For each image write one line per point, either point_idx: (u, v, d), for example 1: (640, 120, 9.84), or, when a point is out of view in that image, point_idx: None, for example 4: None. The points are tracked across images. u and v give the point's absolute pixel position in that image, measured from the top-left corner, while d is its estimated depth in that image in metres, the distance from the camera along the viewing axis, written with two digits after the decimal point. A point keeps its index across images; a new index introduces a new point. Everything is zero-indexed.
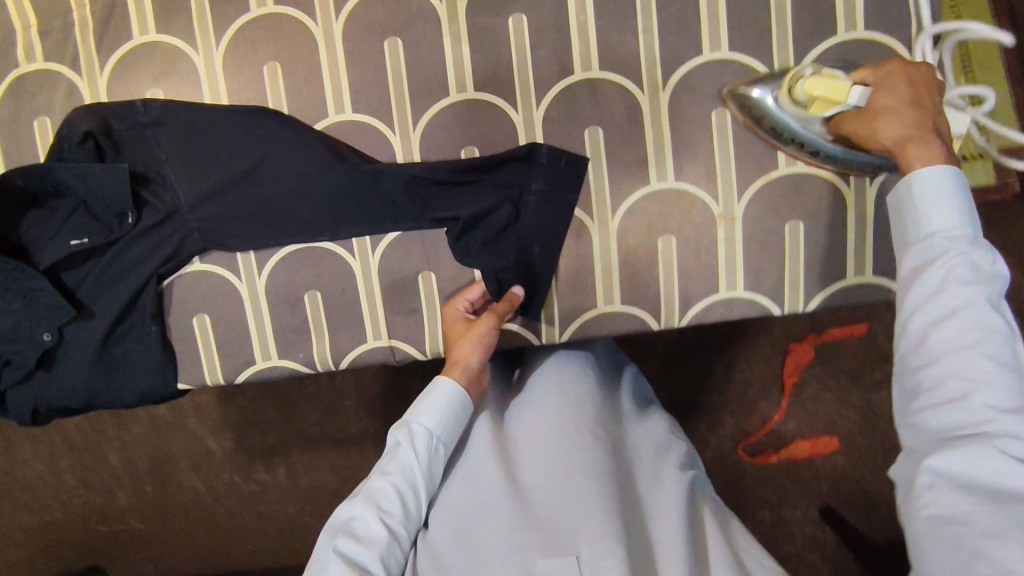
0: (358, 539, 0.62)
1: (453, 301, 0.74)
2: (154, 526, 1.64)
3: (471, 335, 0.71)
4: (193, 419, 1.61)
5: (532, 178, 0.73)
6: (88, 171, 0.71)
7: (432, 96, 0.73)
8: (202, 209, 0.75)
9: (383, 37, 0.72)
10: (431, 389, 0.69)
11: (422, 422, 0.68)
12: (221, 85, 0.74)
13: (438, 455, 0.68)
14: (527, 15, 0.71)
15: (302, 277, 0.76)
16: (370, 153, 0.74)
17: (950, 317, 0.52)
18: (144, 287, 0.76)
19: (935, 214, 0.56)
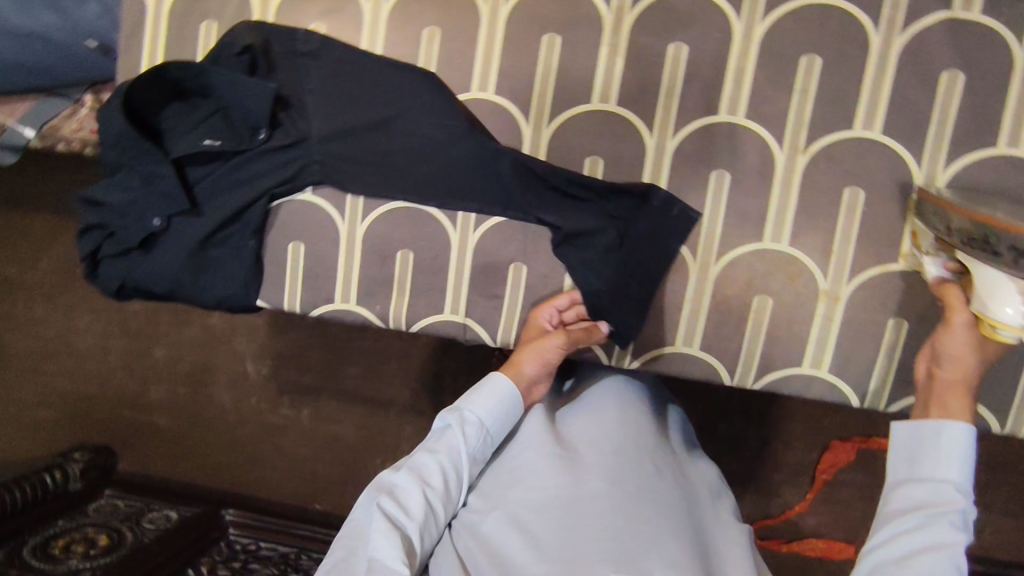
0: (399, 505, 0.61)
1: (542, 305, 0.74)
2: (176, 425, 1.78)
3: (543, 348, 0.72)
4: (239, 340, 1.73)
5: (641, 218, 0.73)
6: (236, 82, 0.75)
7: (575, 99, 0.74)
8: (330, 144, 0.78)
9: (544, 32, 0.74)
10: (486, 385, 0.70)
11: (475, 411, 0.68)
12: (380, 35, 0.77)
13: (483, 446, 0.68)
14: (689, 46, 0.71)
15: (400, 235, 0.78)
16: (499, 137, 0.76)
17: (927, 543, 0.52)
18: (256, 200, 0.79)
19: (931, 459, 0.56)
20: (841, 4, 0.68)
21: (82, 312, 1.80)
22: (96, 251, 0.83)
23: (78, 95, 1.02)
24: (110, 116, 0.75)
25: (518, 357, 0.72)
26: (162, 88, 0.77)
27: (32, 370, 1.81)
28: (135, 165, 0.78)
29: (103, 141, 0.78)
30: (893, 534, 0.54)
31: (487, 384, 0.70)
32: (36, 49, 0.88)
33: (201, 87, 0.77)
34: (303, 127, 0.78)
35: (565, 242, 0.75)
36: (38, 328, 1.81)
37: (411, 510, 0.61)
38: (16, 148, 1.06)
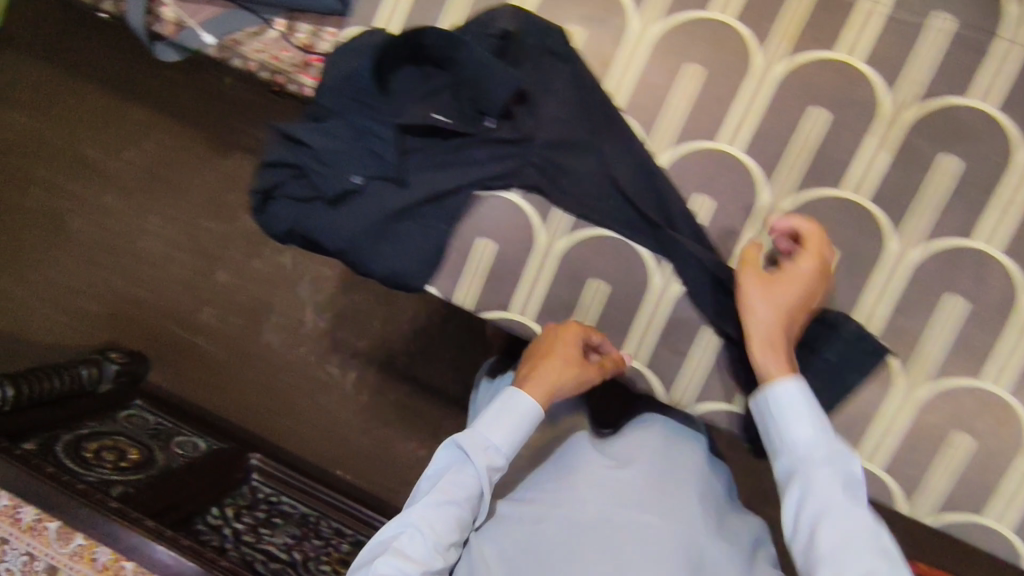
0: (405, 554, 0.66)
1: (569, 325, 0.73)
2: (219, 353, 1.75)
3: (568, 369, 0.72)
4: (304, 287, 1.68)
5: (829, 346, 0.70)
6: (486, 63, 0.70)
7: (827, 179, 0.70)
8: (556, 150, 0.74)
9: (815, 103, 0.70)
10: (506, 405, 0.71)
11: (490, 441, 0.71)
12: (640, 57, 0.73)
13: (495, 474, 0.71)
14: (963, 161, 0.67)
15: (599, 264, 0.75)
16: (735, 195, 0.72)
17: (825, 514, 0.60)
18: (465, 186, 0.75)
19: (795, 423, 0.65)
20: None
21: (158, 218, 1.77)
22: (274, 189, 0.78)
23: (270, 16, 0.95)
24: (351, 63, 0.73)
25: (546, 379, 0.72)
26: (406, 47, 0.73)
27: (94, 257, 1.81)
28: (354, 115, 0.73)
29: (330, 83, 0.74)
30: (798, 505, 0.63)
31: (512, 403, 0.71)
32: None
33: (444, 57, 0.72)
34: (533, 127, 0.73)
35: (740, 356, 0.73)
36: (107, 222, 1.80)
37: (423, 554, 0.66)
38: (190, 50, 1.00)
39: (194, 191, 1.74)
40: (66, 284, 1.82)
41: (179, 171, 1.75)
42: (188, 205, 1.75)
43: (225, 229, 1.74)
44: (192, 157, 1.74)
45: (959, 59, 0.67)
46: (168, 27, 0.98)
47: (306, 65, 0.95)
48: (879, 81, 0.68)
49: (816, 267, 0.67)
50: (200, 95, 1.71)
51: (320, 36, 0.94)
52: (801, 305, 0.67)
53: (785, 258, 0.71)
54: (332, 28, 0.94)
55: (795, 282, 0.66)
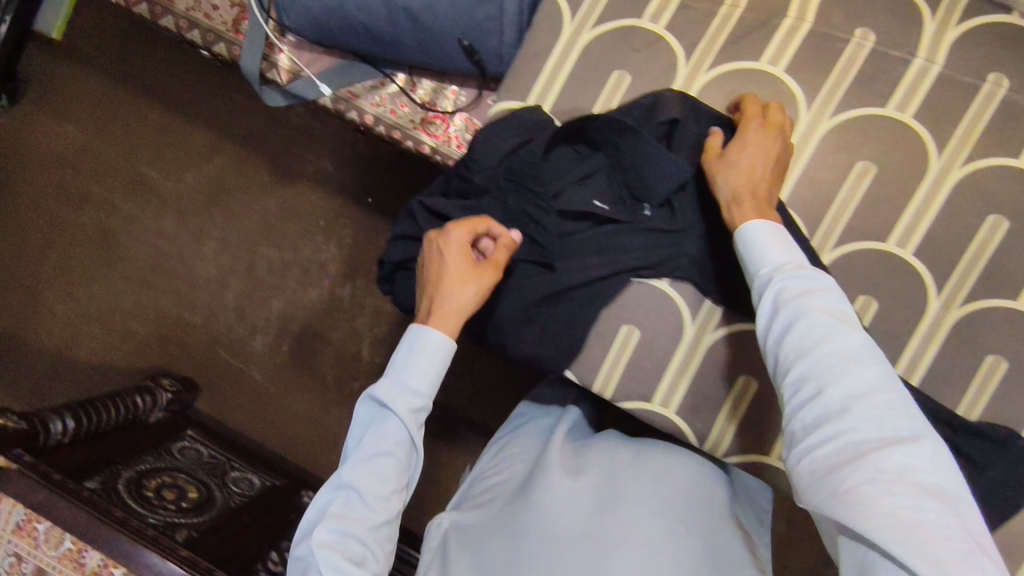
0: (344, 520, 0.59)
1: (453, 231, 0.64)
2: (270, 383, 1.59)
3: (454, 266, 0.65)
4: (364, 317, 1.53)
5: (994, 463, 0.67)
6: (649, 152, 0.68)
7: (1001, 291, 0.67)
8: (714, 241, 0.71)
9: (996, 210, 0.67)
10: (415, 344, 0.64)
11: (408, 386, 0.63)
12: (809, 150, 0.70)
13: (419, 412, 0.63)
14: None
15: (752, 362, 0.71)
16: (902, 299, 0.69)
17: (816, 335, 0.52)
18: (616, 273, 0.72)
19: (773, 247, 0.59)
20: None
21: (211, 234, 1.61)
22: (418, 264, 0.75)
23: (389, 71, 0.93)
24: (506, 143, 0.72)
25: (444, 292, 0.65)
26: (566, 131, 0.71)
27: (137, 276, 1.64)
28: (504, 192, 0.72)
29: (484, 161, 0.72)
30: (783, 331, 0.54)
31: (419, 342, 0.64)
32: (402, 21, 0.82)
33: (601, 141, 0.71)
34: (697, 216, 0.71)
35: None
36: (158, 240, 1.63)
37: (361, 517, 0.59)
38: (301, 99, 0.97)
39: (255, 216, 1.59)
40: (101, 304, 1.65)
41: (238, 195, 1.60)
42: (245, 231, 1.60)
43: (281, 256, 1.58)
44: (251, 174, 1.59)
45: None
46: (281, 75, 0.96)
47: (424, 122, 0.93)
48: None
49: (761, 123, 0.65)
50: (266, 118, 1.58)
51: (442, 94, 0.92)
52: (771, 153, 0.64)
53: (950, 369, 0.69)
54: (457, 85, 0.91)
55: (752, 144, 0.64)
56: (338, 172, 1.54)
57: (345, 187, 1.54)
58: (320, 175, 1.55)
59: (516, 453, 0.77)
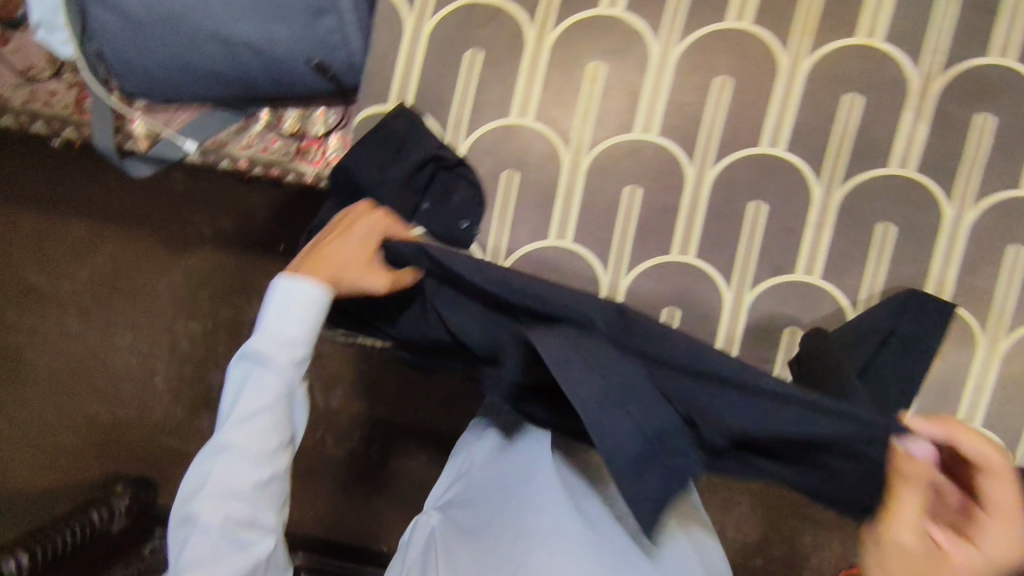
0: (225, 479, 0.59)
1: (373, 221, 0.67)
2: None
3: (361, 238, 0.65)
4: None
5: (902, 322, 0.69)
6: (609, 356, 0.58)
7: (872, 162, 0.71)
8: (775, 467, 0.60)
9: (847, 90, 0.71)
10: (291, 297, 0.62)
11: (284, 338, 0.62)
12: (667, 79, 0.72)
13: (295, 360, 0.63)
14: (996, 118, 0.70)
15: (667, 290, 0.75)
16: (787, 195, 0.72)
17: None
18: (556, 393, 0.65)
19: None
20: None
21: (122, 322, 1.52)
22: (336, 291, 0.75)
23: (252, 109, 0.89)
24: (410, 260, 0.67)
25: (342, 256, 0.64)
26: (620, 328, 0.59)
27: (59, 390, 1.54)
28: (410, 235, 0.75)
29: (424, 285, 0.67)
30: None
31: (294, 293, 0.62)
32: (245, 57, 0.79)
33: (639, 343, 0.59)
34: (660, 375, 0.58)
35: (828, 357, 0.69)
36: (67, 345, 1.54)
37: (244, 474, 0.60)
38: (169, 162, 0.93)
39: (160, 295, 1.49)
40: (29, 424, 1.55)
41: (136, 278, 1.50)
42: (155, 312, 1.50)
43: (204, 328, 1.50)
44: (146, 252, 1.48)
45: (972, 22, 0.69)
46: (140, 142, 0.92)
47: (301, 151, 0.91)
48: (902, 58, 0.70)
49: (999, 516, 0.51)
50: (143, 188, 1.45)
51: (311, 118, 0.89)
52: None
53: (849, 245, 0.72)
54: (323, 106, 0.88)
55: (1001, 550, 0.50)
56: (236, 228, 1.44)
57: (247, 240, 1.44)
58: (217, 237, 1.46)
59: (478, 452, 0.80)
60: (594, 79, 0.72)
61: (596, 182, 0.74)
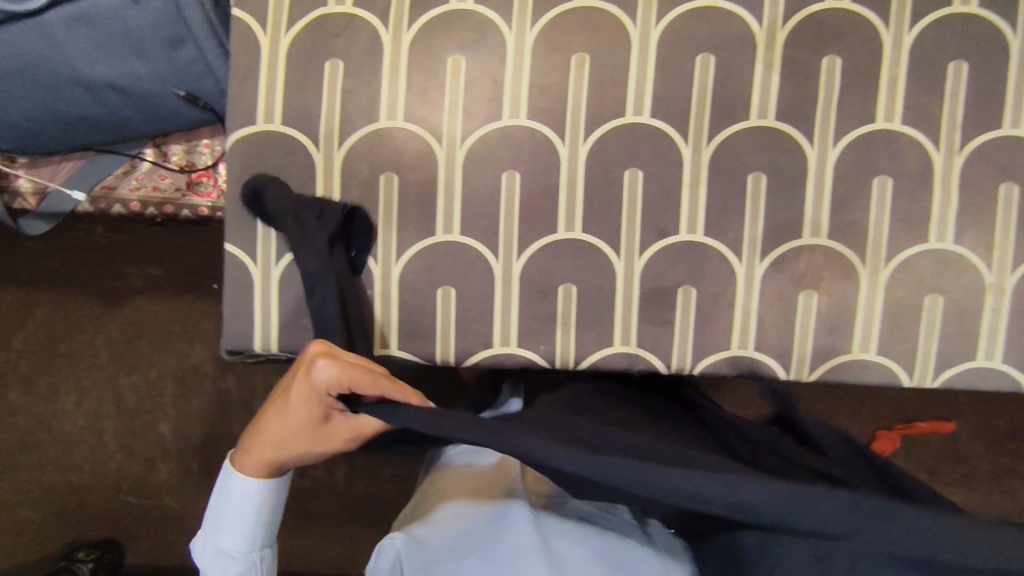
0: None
1: (320, 382, 0.57)
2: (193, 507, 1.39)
3: (303, 403, 0.60)
4: (262, 400, 1.37)
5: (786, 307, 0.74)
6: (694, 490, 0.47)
7: (733, 117, 0.74)
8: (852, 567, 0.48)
9: (698, 51, 0.73)
10: (225, 495, 0.67)
11: (224, 544, 0.67)
12: (527, 64, 0.74)
13: (255, 543, 0.68)
14: (842, 58, 0.73)
15: (560, 268, 0.76)
16: (658, 159, 0.74)
17: None
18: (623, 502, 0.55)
19: None
20: (979, 12, 0.72)
21: (59, 381, 1.38)
22: (236, 316, 0.76)
23: (135, 150, 0.89)
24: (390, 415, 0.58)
25: (279, 425, 0.62)
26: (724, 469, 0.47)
27: (5, 466, 1.39)
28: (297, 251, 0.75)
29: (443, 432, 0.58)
30: None
31: (227, 492, 0.67)
32: (112, 100, 0.80)
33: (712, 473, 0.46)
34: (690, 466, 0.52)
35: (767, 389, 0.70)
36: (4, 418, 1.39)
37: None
38: (59, 216, 0.93)
39: (101, 351, 1.37)
40: None
41: (72, 335, 1.37)
42: (96, 370, 1.38)
43: (147, 377, 1.38)
44: (75, 306, 1.37)
45: None
46: (29, 199, 0.91)
47: (191, 185, 0.91)
48: (745, 14, 0.72)
49: None
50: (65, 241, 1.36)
51: (197, 151, 0.89)
52: None
53: (724, 199, 0.74)
54: (207, 137, 0.89)
55: None
56: (168, 273, 1.35)
57: (182, 284, 1.35)
58: (149, 284, 1.35)
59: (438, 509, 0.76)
60: (456, 74, 0.74)
61: (474, 173, 0.75)
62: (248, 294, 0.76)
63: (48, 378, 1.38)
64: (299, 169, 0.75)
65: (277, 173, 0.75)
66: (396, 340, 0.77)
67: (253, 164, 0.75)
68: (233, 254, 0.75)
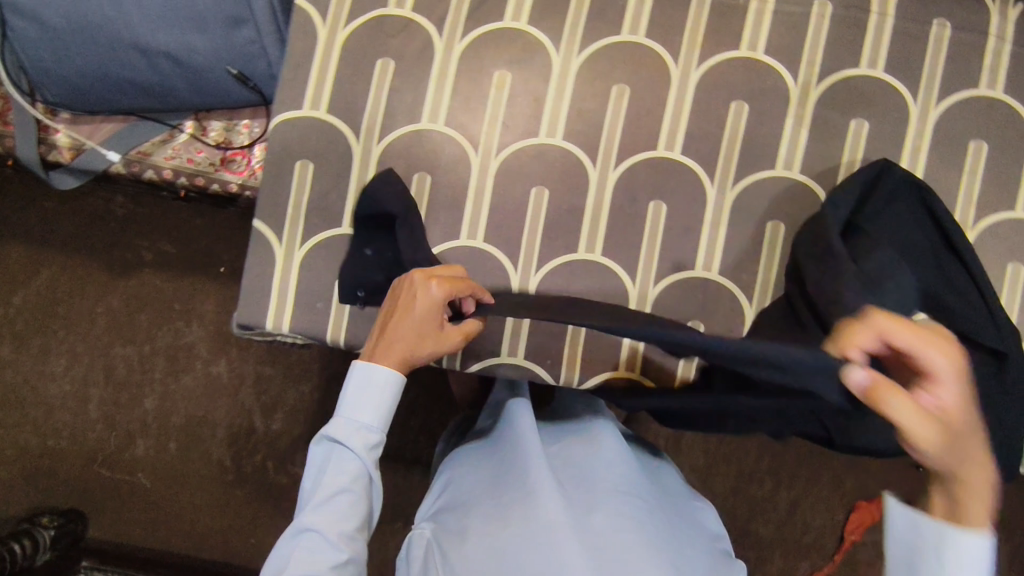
0: (308, 560, 0.62)
1: (440, 299, 0.65)
2: (163, 488, 1.36)
3: (431, 324, 0.66)
4: (252, 388, 1.36)
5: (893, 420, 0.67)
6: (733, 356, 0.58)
7: (759, 164, 0.76)
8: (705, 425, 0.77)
9: (734, 98, 0.76)
10: (364, 380, 0.67)
11: (360, 423, 0.67)
12: (569, 87, 0.77)
13: (374, 446, 0.68)
14: (869, 122, 0.76)
15: (575, 286, 0.77)
16: (683, 195, 0.77)
17: None
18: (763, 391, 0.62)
19: None
20: (1003, 98, 0.75)
21: (54, 343, 1.38)
22: (252, 292, 0.77)
23: (177, 121, 0.92)
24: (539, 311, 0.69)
25: (417, 346, 0.66)
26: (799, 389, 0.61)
27: None
28: (321, 234, 0.76)
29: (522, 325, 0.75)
30: None
31: (365, 377, 0.66)
32: (165, 67, 0.82)
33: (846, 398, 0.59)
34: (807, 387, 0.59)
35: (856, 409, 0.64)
36: None
37: (324, 557, 0.62)
38: (92, 173, 0.94)
39: (101, 318, 1.37)
40: None
41: (76, 300, 1.38)
42: (93, 338, 1.37)
43: (142, 351, 1.37)
44: (83, 269, 1.37)
45: (843, 37, 0.76)
46: (64, 153, 0.92)
47: (225, 162, 0.93)
48: (782, 70, 0.76)
49: None
50: (88, 204, 1.38)
51: (235, 130, 0.92)
52: None
53: (743, 243, 0.77)
54: (248, 118, 0.92)
55: None
56: (183, 250, 1.36)
57: (195, 261, 1.36)
58: (162, 259, 1.36)
59: (481, 454, 0.78)
60: (500, 87, 0.77)
61: (504, 185, 0.77)
62: (267, 273, 0.77)
63: (45, 338, 1.38)
64: (336, 157, 0.77)
65: (315, 159, 0.77)
66: None
67: (291, 145, 0.77)
68: (260, 230, 0.77)
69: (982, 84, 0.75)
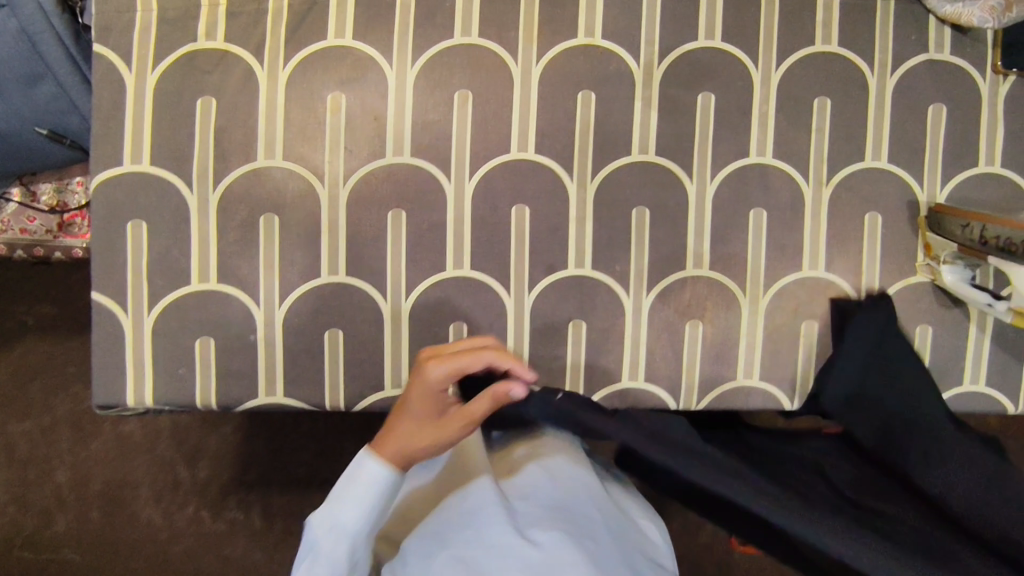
0: None
1: (439, 374, 0.60)
2: (93, 562, 1.23)
3: (424, 404, 0.62)
4: (168, 440, 1.25)
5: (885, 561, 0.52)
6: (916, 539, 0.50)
7: (615, 152, 0.75)
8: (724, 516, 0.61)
9: (579, 88, 0.74)
10: (352, 473, 0.59)
11: (340, 524, 0.57)
12: (408, 100, 0.73)
13: (359, 554, 0.59)
14: (715, 95, 0.75)
15: (450, 306, 0.75)
16: (544, 194, 0.75)
17: None
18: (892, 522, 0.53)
19: None
20: (839, 51, 0.76)
21: None
22: (109, 369, 0.72)
23: None
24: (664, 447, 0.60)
25: (407, 432, 0.61)
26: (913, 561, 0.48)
27: None
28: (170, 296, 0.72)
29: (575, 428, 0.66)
30: None
31: (355, 471, 0.59)
32: None
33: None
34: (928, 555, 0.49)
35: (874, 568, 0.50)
36: None
37: None
38: None
39: None
40: None
41: None
42: None
43: (41, 424, 1.25)
44: None
45: (677, 11, 0.74)
46: None
47: (63, 226, 0.85)
48: (621, 53, 0.74)
49: None
50: None
51: (68, 189, 0.85)
52: None
53: (610, 234, 0.76)
54: (80, 176, 0.84)
55: None
56: (63, 312, 1.25)
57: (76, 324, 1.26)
58: (40, 325, 1.25)
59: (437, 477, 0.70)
60: (336, 111, 0.72)
61: (358, 212, 0.73)
62: (119, 346, 0.72)
63: None
64: (171, 211, 0.71)
65: (147, 217, 0.71)
66: (283, 386, 0.74)
67: (118, 207, 0.71)
68: (101, 303, 0.71)
69: (818, 40, 0.75)
